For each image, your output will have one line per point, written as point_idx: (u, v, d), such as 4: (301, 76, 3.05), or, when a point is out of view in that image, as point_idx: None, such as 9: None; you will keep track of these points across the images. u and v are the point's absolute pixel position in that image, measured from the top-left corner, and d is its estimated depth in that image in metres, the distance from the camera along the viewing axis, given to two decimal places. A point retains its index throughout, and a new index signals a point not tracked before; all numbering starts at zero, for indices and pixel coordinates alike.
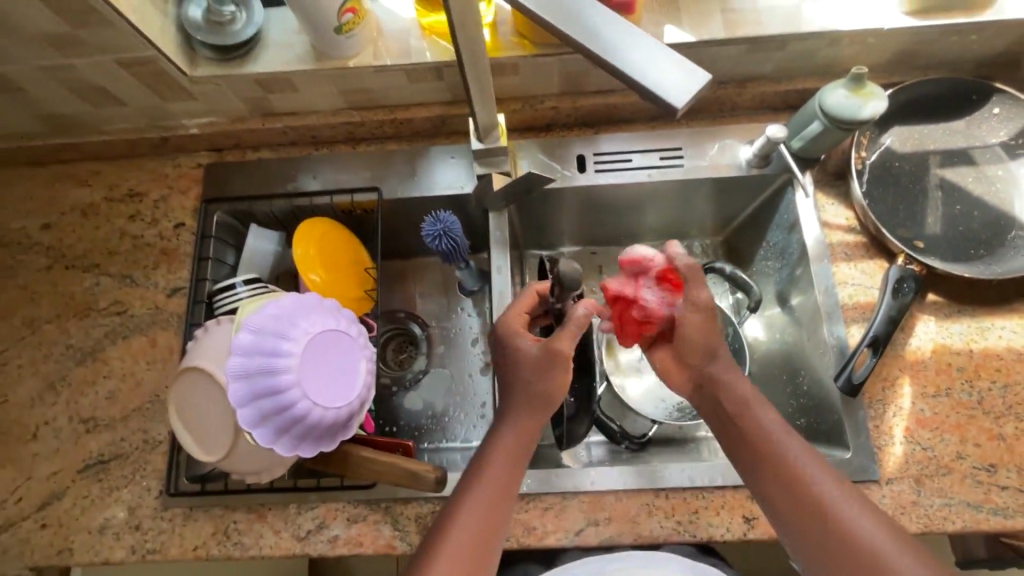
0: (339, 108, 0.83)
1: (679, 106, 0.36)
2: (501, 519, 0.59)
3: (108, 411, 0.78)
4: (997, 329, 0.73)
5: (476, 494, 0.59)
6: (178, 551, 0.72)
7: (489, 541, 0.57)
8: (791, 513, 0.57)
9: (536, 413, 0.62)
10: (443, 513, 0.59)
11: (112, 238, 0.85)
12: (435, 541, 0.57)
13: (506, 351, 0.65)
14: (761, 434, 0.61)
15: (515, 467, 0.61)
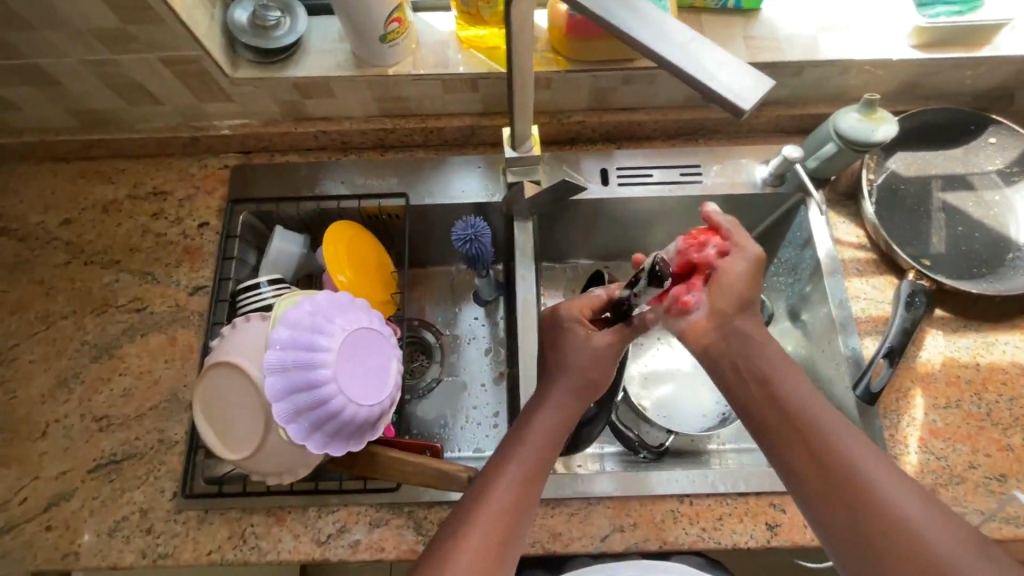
0: (372, 115, 0.85)
1: (749, 106, 0.38)
2: (526, 515, 0.56)
3: (122, 409, 0.76)
4: (1001, 344, 0.77)
5: (498, 490, 0.56)
6: (191, 556, 0.69)
7: (509, 538, 0.54)
8: (825, 494, 0.52)
9: (578, 401, 0.64)
10: (460, 509, 0.56)
11: (134, 234, 0.85)
12: (450, 536, 0.54)
13: (559, 335, 0.68)
14: (795, 407, 0.56)
15: (540, 461, 0.59)
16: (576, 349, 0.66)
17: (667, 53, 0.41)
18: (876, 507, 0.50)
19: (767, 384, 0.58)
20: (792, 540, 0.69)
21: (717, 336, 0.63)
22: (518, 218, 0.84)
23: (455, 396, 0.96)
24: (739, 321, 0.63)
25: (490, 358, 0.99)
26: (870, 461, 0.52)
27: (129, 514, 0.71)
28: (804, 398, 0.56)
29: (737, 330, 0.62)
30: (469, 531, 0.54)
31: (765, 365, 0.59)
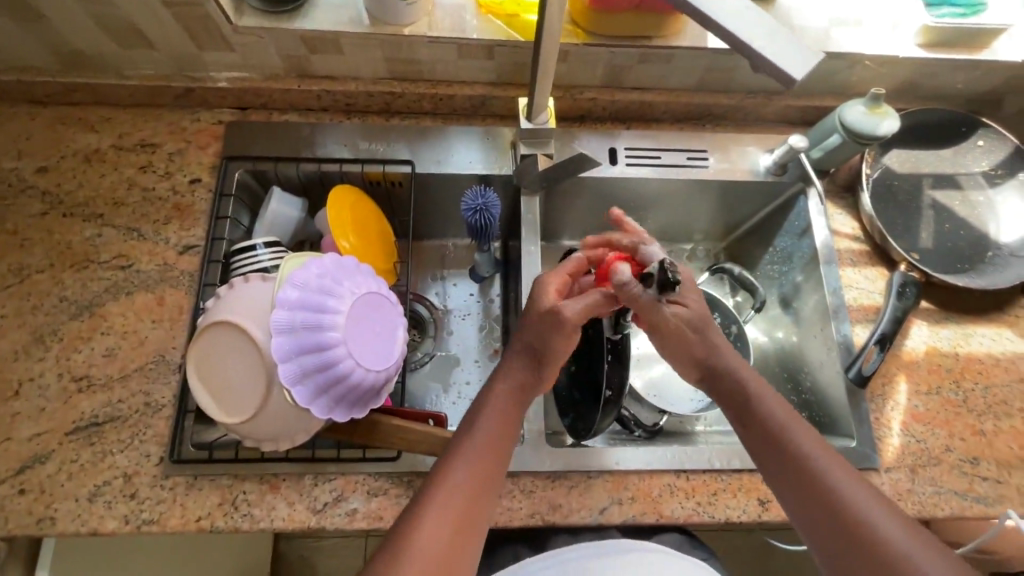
0: (380, 78, 0.83)
1: (802, 76, 0.38)
2: (481, 500, 0.56)
3: (105, 370, 0.72)
4: (979, 336, 0.81)
5: (455, 477, 0.56)
6: (178, 523, 0.66)
7: (465, 529, 0.54)
8: (804, 505, 0.56)
9: (534, 371, 0.63)
10: (421, 495, 0.55)
11: (119, 187, 0.80)
12: (406, 525, 0.53)
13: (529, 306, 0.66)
14: (777, 427, 0.60)
15: (494, 447, 0.58)
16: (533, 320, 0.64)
17: (722, 20, 0.41)
18: (848, 514, 0.54)
19: (750, 407, 0.62)
20: (782, 516, 0.71)
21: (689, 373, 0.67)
22: (524, 192, 0.84)
23: (447, 372, 0.94)
24: (715, 362, 0.64)
25: (485, 334, 0.98)
26: (841, 473, 0.57)
27: (111, 478, 0.68)
28: (784, 421, 0.60)
29: (709, 373, 0.65)
30: (426, 520, 0.53)
31: (744, 399, 0.62)
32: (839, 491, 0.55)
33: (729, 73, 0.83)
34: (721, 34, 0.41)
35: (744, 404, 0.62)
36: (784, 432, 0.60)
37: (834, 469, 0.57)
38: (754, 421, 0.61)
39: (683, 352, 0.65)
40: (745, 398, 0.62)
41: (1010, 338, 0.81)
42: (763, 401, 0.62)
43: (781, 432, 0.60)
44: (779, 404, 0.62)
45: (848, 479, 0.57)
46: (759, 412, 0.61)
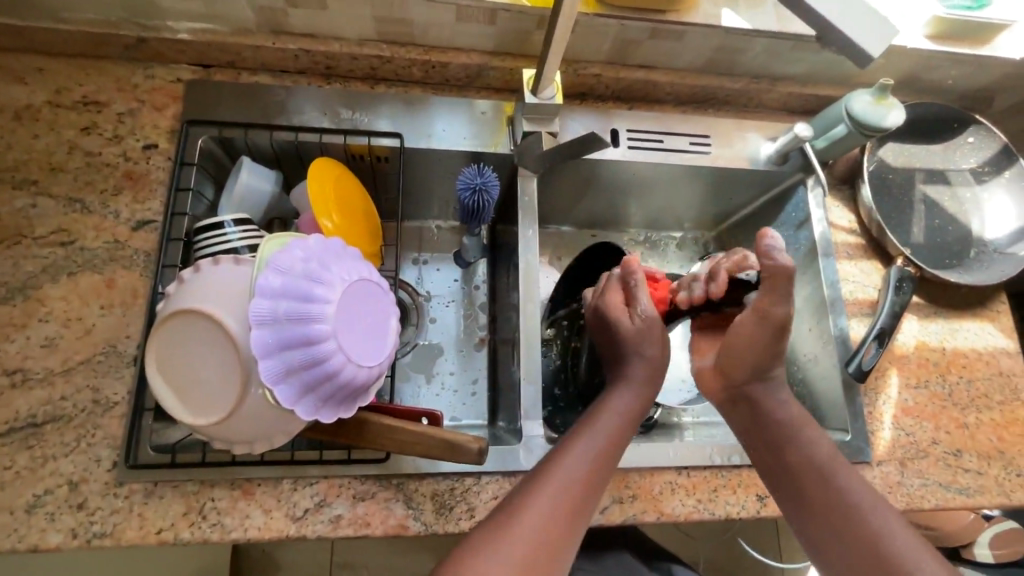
0: (367, 39, 0.75)
1: (875, 58, 0.44)
2: (592, 498, 0.56)
3: (43, 363, 0.62)
4: (963, 330, 0.83)
5: (568, 468, 0.56)
6: (136, 536, 0.59)
7: (572, 522, 0.54)
8: (825, 533, 0.58)
9: (648, 388, 0.65)
10: (526, 481, 0.56)
11: (58, 150, 0.69)
12: (488, 521, 0.53)
13: (609, 326, 0.68)
14: (812, 462, 0.61)
15: (609, 448, 0.59)
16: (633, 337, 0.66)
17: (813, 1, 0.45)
18: (875, 545, 0.55)
19: (784, 441, 0.62)
20: (779, 512, 0.71)
21: (726, 390, 0.67)
22: (521, 172, 0.79)
23: (431, 362, 0.89)
24: (752, 387, 0.65)
25: (471, 322, 0.92)
26: (880, 511, 0.57)
27: (53, 487, 0.59)
28: (822, 457, 0.61)
29: (749, 393, 0.65)
30: (533, 505, 0.53)
31: (781, 433, 0.63)
32: (872, 523, 0.56)
33: (737, 56, 0.80)
34: (805, 11, 0.45)
35: (778, 434, 0.63)
36: (820, 468, 0.60)
37: (873, 508, 0.57)
38: (787, 452, 0.62)
39: (737, 366, 0.64)
40: (778, 430, 0.63)
41: (992, 333, 0.83)
42: (801, 433, 0.62)
43: (819, 467, 0.60)
44: (820, 442, 0.62)
45: (884, 517, 0.57)
46: (792, 448, 0.62)
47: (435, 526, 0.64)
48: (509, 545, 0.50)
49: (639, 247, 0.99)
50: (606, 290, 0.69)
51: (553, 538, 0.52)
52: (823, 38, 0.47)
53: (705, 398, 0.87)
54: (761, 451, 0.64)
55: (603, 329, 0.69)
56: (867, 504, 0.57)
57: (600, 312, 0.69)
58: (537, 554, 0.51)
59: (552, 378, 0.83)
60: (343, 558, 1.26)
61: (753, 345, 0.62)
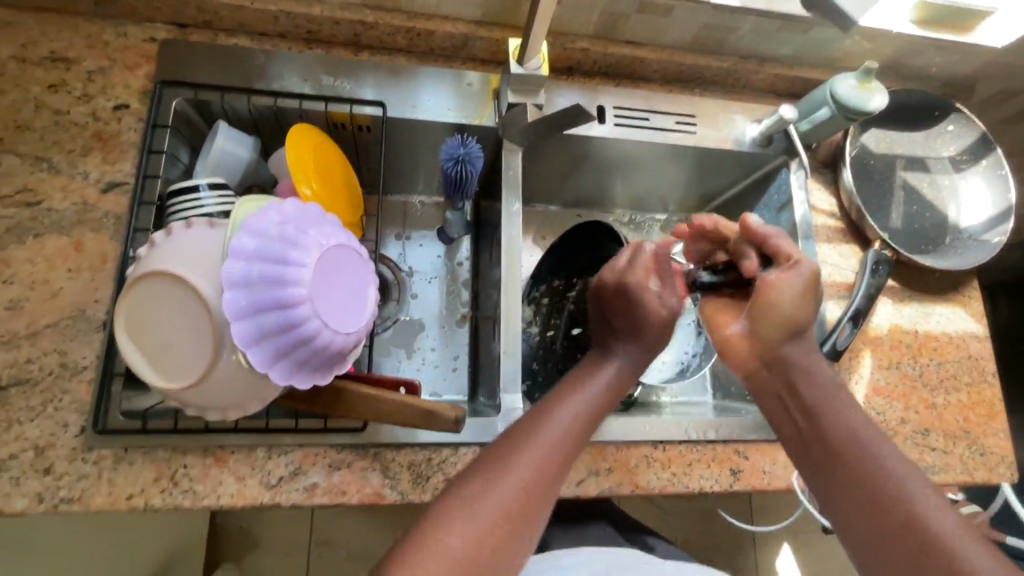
0: (350, 3, 0.74)
1: None
2: (571, 461, 0.57)
3: (8, 325, 0.61)
4: (935, 314, 0.85)
5: (549, 431, 0.56)
6: (104, 502, 0.58)
7: (549, 485, 0.54)
8: (849, 493, 0.54)
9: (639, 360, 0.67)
10: (505, 441, 0.56)
11: (23, 108, 0.67)
12: (466, 482, 0.52)
13: (632, 299, 0.66)
14: (844, 426, 0.57)
15: (591, 419, 0.59)
16: (653, 326, 0.67)
17: None
18: (904, 510, 0.52)
19: (817, 403, 0.60)
20: (751, 486, 0.72)
21: (759, 354, 0.65)
22: (506, 145, 0.78)
23: (411, 338, 0.88)
24: (787, 350, 0.63)
25: (453, 298, 0.92)
26: (912, 478, 0.53)
27: (19, 451, 0.58)
28: (856, 421, 0.58)
29: (785, 355, 0.63)
30: (512, 466, 0.53)
31: (816, 396, 0.60)
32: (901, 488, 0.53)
33: (725, 34, 0.80)
34: None
35: (810, 399, 0.60)
36: (852, 432, 0.57)
37: (904, 473, 0.54)
38: (820, 415, 0.59)
39: (771, 328, 0.63)
40: (810, 392, 0.61)
41: (963, 318, 0.85)
42: (839, 400, 0.59)
43: (852, 432, 0.57)
44: (854, 407, 0.59)
45: (915, 483, 0.53)
46: (823, 410, 0.59)
47: (411, 495, 0.64)
48: (484, 506, 0.50)
49: (623, 228, 0.99)
50: (640, 266, 0.68)
51: (529, 504, 0.52)
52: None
53: (684, 377, 0.88)
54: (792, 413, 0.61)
55: (623, 305, 0.67)
56: (900, 470, 0.54)
57: (627, 289, 0.67)
58: (514, 513, 0.51)
59: (532, 352, 0.83)
60: (321, 536, 1.26)
61: (788, 303, 0.62)
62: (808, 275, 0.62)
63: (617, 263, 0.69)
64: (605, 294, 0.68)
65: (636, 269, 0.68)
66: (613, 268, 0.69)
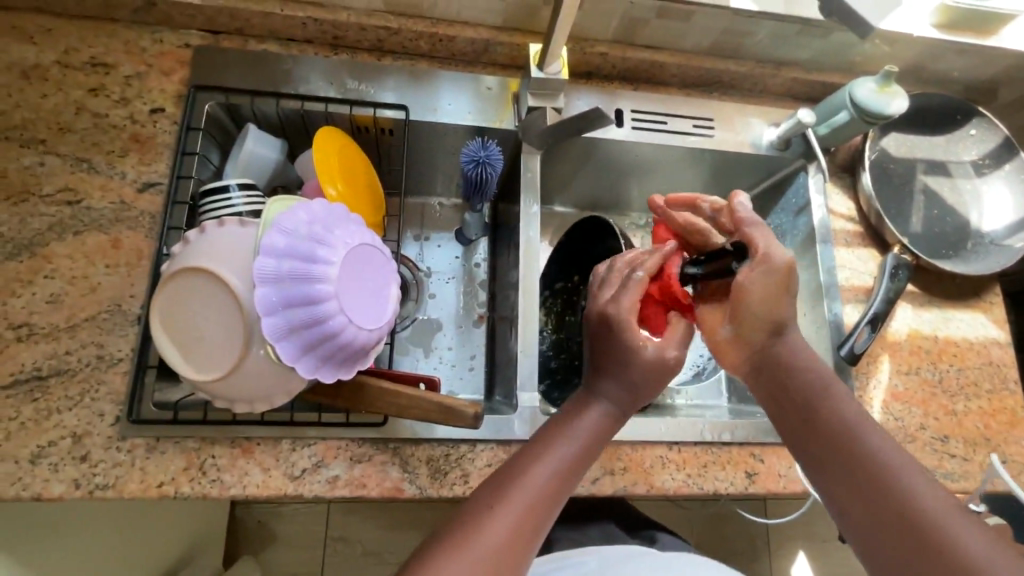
0: (375, 10, 0.76)
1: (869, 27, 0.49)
2: (553, 512, 0.54)
3: (49, 318, 0.63)
4: (956, 320, 0.84)
5: (532, 476, 0.54)
6: (137, 488, 0.60)
7: (537, 530, 0.52)
8: (851, 498, 0.53)
9: (623, 407, 0.60)
10: (492, 485, 0.54)
11: (65, 111, 0.70)
12: (454, 524, 0.52)
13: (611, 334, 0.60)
14: (840, 425, 0.56)
15: (571, 469, 0.56)
16: (635, 362, 0.59)
17: None
18: (906, 513, 0.50)
19: (811, 403, 0.58)
20: (766, 489, 0.72)
21: (751, 354, 0.62)
22: (525, 148, 0.79)
23: (429, 337, 0.90)
24: (770, 345, 0.61)
25: (470, 299, 0.93)
26: (913, 475, 0.52)
27: (57, 438, 0.60)
28: (851, 421, 0.56)
29: (775, 352, 0.61)
30: (498, 513, 0.52)
31: (811, 397, 0.58)
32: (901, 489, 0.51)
33: (744, 38, 0.80)
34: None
35: (804, 403, 0.59)
36: (849, 431, 0.56)
37: (904, 472, 0.52)
38: (815, 420, 0.57)
39: (752, 322, 0.60)
40: (802, 391, 0.59)
41: (984, 324, 0.84)
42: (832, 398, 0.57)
43: (847, 434, 0.55)
44: (850, 402, 0.58)
45: (918, 480, 0.52)
46: (817, 410, 0.58)
47: (429, 490, 0.65)
48: (473, 551, 0.49)
49: (640, 231, 0.99)
50: (625, 299, 0.61)
51: (513, 556, 0.51)
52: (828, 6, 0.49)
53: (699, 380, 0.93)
54: (787, 416, 0.60)
55: (604, 338, 0.61)
56: (899, 466, 0.53)
57: (608, 321, 0.60)
58: (503, 561, 0.50)
59: (551, 350, 0.84)
60: (337, 532, 1.28)
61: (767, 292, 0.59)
62: (782, 269, 0.57)
63: (602, 296, 0.63)
64: (592, 327, 0.63)
65: (621, 298, 0.61)
66: (600, 298, 0.63)
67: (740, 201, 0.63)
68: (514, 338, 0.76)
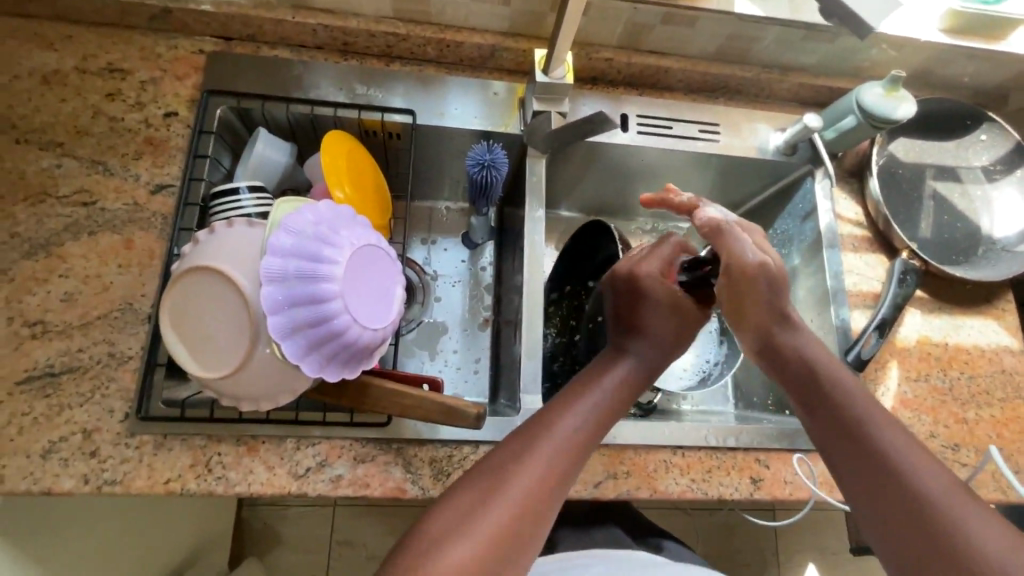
0: (384, 16, 0.77)
1: (874, 31, 0.45)
2: (576, 469, 0.55)
3: (62, 316, 0.65)
4: (967, 327, 0.83)
5: (558, 427, 0.56)
6: (144, 485, 0.61)
7: (559, 488, 0.53)
8: (858, 479, 0.54)
9: (649, 367, 0.64)
10: (511, 444, 0.55)
11: (83, 115, 0.72)
12: (469, 482, 0.52)
13: (641, 287, 0.67)
14: (852, 415, 0.57)
15: (595, 429, 0.58)
16: (659, 315, 0.66)
17: None
18: (914, 498, 0.51)
19: (825, 392, 0.60)
20: (772, 495, 0.71)
21: (762, 341, 0.65)
22: (531, 152, 0.80)
23: (435, 339, 0.90)
24: (778, 335, 0.65)
25: (475, 302, 0.94)
26: (923, 464, 0.53)
27: (68, 434, 0.61)
28: (862, 408, 0.57)
29: (783, 341, 0.64)
30: (523, 466, 0.52)
31: (824, 381, 0.60)
32: (908, 473, 0.52)
33: (749, 44, 0.81)
34: None
35: (816, 386, 0.61)
36: (861, 420, 0.57)
37: (914, 459, 0.53)
38: (829, 403, 0.59)
39: (755, 310, 0.65)
40: (817, 381, 0.61)
41: (996, 331, 0.83)
42: (846, 387, 0.59)
43: (858, 419, 0.57)
44: (862, 393, 0.59)
45: (929, 470, 0.52)
46: (832, 398, 0.59)
47: (432, 491, 0.65)
48: (497, 505, 0.50)
49: (646, 235, 1.00)
50: (654, 259, 0.69)
51: (536, 509, 0.51)
52: (828, 11, 0.46)
53: (705, 385, 0.88)
54: (801, 400, 0.61)
55: (634, 294, 0.67)
56: (909, 452, 0.54)
57: (638, 277, 0.67)
58: (531, 509, 0.51)
59: (549, 354, 0.85)
60: (341, 536, 1.28)
61: (754, 287, 0.64)
62: (751, 265, 0.63)
63: (633, 258, 0.70)
64: (620, 287, 0.68)
65: (648, 260, 0.69)
66: (629, 260, 0.70)
67: (706, 209, 0.68)
68: (518, 342, 0.76)
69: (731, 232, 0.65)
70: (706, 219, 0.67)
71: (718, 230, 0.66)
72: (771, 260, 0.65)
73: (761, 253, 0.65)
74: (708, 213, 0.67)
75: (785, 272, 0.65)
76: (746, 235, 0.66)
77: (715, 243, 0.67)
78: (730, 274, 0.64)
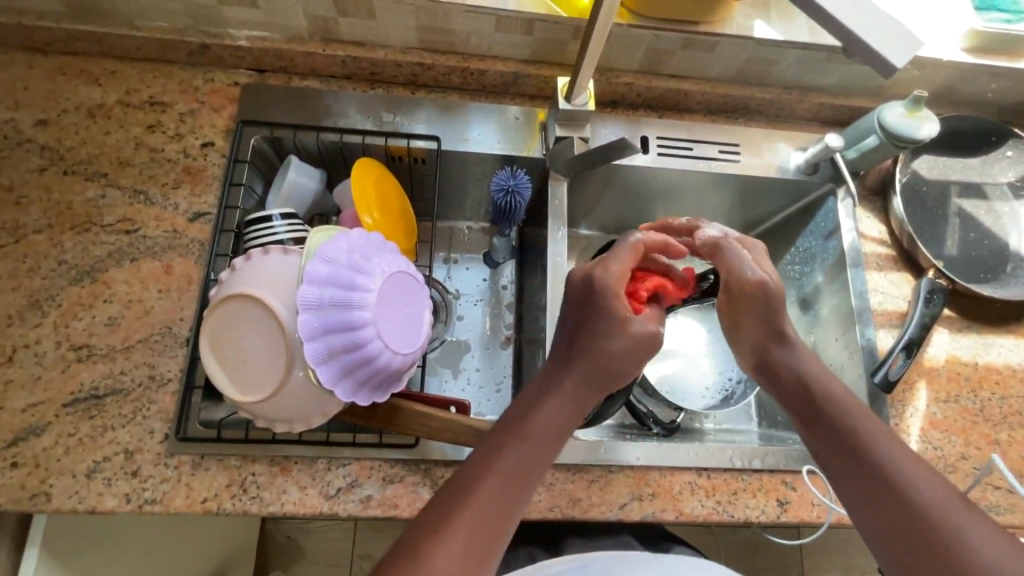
0: (410, 47, 0.80)
1: (898, 69, 0.45)
2: (527, 489, 0.55)
3: (106, 339, 0.68)
4: (997, 346, 0.82)
5: (506, 453, 0.55)
6: (182, 504, 0.63)
7: (513, 509, 0.54)
8: (856, 493, 0.56)
9: (591, 387, 0.60)
10: (471, 464, 0.55)
11: (125, 147, 0.76)
12: (460, 487, 0.54)
13: (591, 300, 0.62)
14: (850, 430, 0.58)
15: (536, 449, 0.56)
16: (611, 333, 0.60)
17: (836, 8, 0.46)
18: (913, 515, 0.52)
19: (820, 408, 0.60)
20: (799, 518, 0.71)
21: (756, 354, 0.66)
22: (553, 176, 0.81)
23: (457, 358, 0.91)
24: (775, 352, 0.65)
25: (496, 321, 0.95)
26: (918, 478, 0.54)
27: (111, 454, 0.64)
28: (857, 422, 0.58)
29: (780, 356, 0.64)
30: (478, 489, 0.53)
31: (819, 397, 0.61)
32: (906, 488, 0.54)
33: (768, 67, 0.82)
34: (827, 21, 0.46)
35: (812, 402, 0.61)
36: (857, 434, 0.58)
37: (909, 472, 0.54)
38: (826, 418, 0.60)
39: (751, 325, 0.65)
40: (812, 396, 0.61)
41: None
42: (841, 402, 0.60)
43: (854, 433, 0.58)
44: (855, 405, 0.60)
45: (919, 478, 0.54)
46: (829, 414, 0.60)
47: None
48: (461, 526, 0.51)
49: None
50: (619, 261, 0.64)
51: (494, 529, 0.52)
52: (848, 49, 0.47)
53: (729, 404, 0.88)
54: (798, 415, 0.62)
55: (585, 300, 0.62)
56: (903, 466, 0.55)
57: (595, 284, 0.62)
58: (488, 530, 0.52)
59: None
60: (364, 550, 1.29)
61: (754, 304, 0.65)
62: (753, 282, 0.64)
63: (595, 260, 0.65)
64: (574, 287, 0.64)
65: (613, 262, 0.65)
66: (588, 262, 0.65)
67: (706, 227, 0.69)
68: (542, 361, 0.77)
69: (729, 250, 0.67)
70: (708, 237, 0.68)
71: (719, 247, 0.68)
72: (770, 278, 0.65)
73: (761, 269, 0.66)
74: (709, 232, 0.69)
75: (784, 290, 0.65)
76: (748, 251, 0.67)
77: (715, 261, 0.68)
78: (732, 293, 0.65)
